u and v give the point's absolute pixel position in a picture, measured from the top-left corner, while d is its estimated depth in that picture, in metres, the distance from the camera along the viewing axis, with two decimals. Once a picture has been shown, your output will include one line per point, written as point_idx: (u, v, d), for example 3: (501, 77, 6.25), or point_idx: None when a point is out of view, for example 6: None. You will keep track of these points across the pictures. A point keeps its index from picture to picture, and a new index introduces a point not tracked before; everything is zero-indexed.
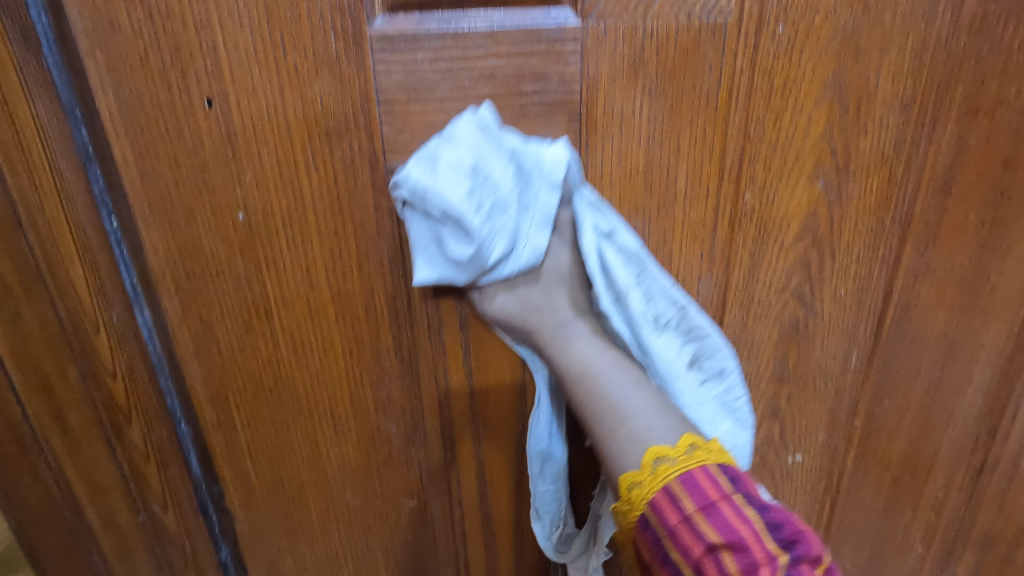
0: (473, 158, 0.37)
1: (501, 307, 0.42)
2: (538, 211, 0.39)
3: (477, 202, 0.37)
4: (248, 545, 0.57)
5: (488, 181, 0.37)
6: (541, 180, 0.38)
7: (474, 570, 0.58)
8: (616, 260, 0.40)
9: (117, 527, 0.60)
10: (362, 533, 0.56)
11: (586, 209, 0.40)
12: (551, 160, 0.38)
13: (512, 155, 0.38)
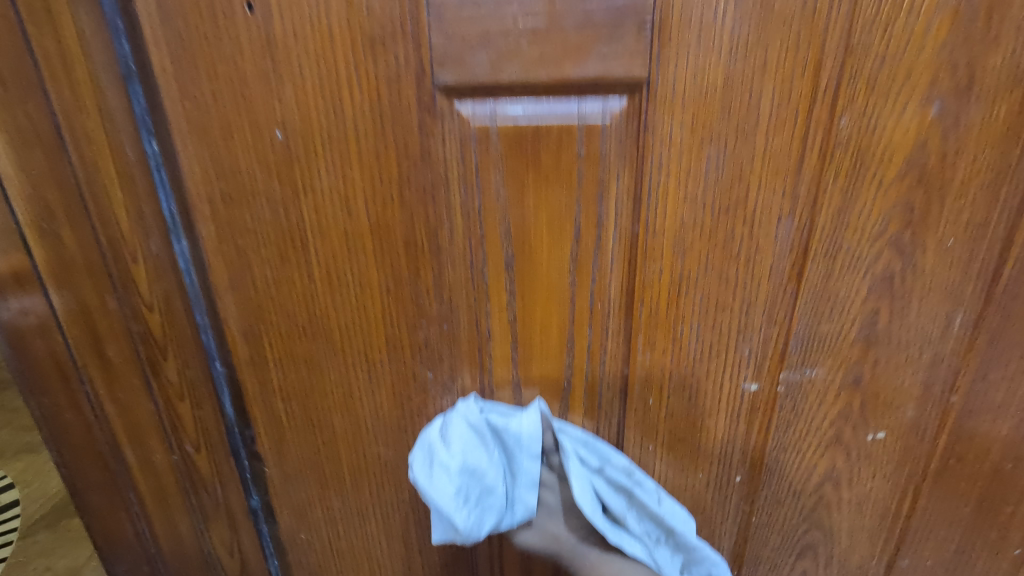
0: (462, 459, 0.43)
1: (522, 538, 0.48)
2: (526, 476, 0.45)
3: (469, 493, 0.43)
4: (279, 492, 0.56)
5: (479, 475, 0.43)
6: (524, 451, 0.44)
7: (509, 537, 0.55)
8: (607, 493, 0.46)
9: (153, 464, 0.60)
10: (393, 487, 0.53)
11: (571, 452, 0.45)
12: (529, 427, 0.44)
13: (492, 435, 0.44)
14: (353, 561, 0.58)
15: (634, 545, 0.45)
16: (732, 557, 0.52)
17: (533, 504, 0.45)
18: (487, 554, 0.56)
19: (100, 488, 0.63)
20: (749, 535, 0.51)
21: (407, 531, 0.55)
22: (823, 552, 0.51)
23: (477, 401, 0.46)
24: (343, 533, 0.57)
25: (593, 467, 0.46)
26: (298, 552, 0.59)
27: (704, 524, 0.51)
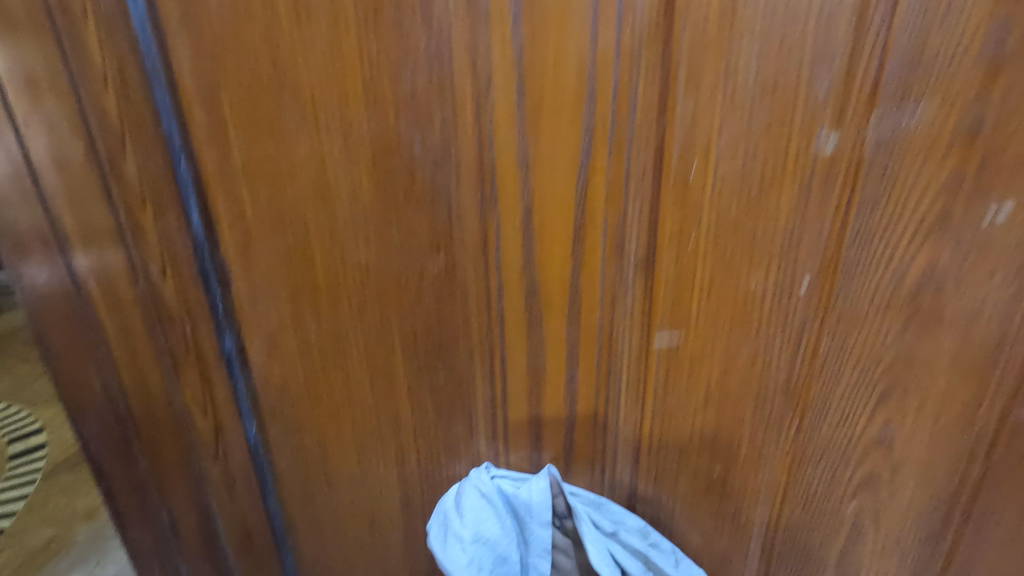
0: (473, 529, 0.44)
1: None
2: (538, 542, 0.45)
3: (483, 564, 0.44)
4: (247, 317, 0.48)
5: (490, 544, 0.44)
6: (534, 518, 0.45)
7: (513, 374, 0.46)
8: (625, 556, 0.45)
9: (116, 298, 0.54)
10: (376, 303, 0.45)
11: (583, 516, 0.45)
12: (536, 494, 0.45)
13: (502, 502, 0.46)
14: (332, 410, 0.50)
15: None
16: (790, 401, 0.42)
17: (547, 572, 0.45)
18: (486, 400, 0.47)
19: (67, 330, 0.57)
20: (813, 370, 0.41)
21: (392, 367, 0.47)
22: (911, 393, 0.40)
23: (489, 469, 0.48)
24: (319, 371, 0.49)
25: (608, 529, 0.46)
26: (271, 398, 0.51)
27: (756, 354, 0.41)
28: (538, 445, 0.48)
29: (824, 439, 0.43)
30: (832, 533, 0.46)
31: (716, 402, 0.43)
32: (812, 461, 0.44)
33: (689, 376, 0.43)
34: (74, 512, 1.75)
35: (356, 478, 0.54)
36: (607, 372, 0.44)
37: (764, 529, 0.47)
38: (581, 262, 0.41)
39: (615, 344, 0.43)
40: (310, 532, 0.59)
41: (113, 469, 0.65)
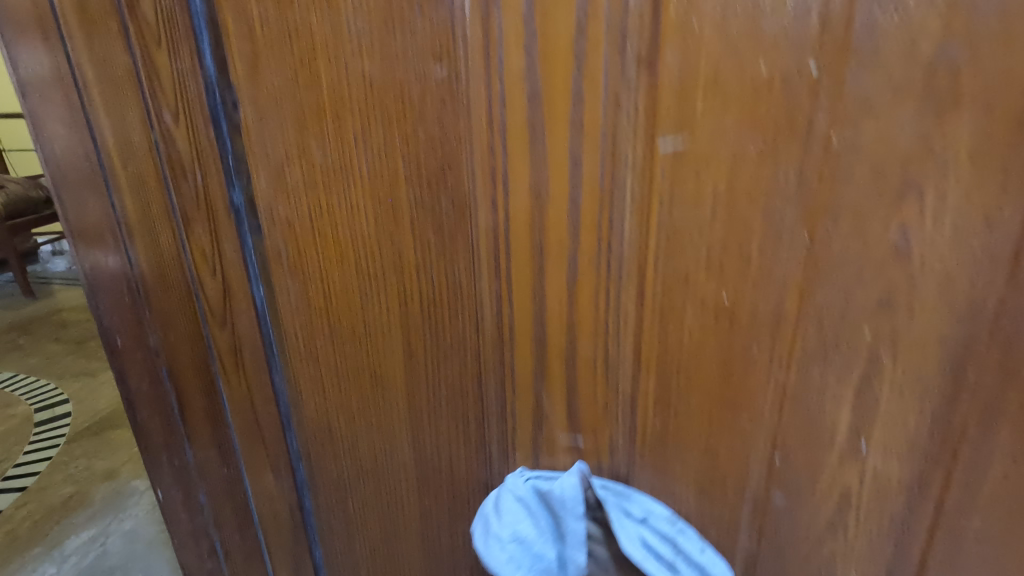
0: (510, 529, 0.50)
1: None
2: (572, 535, 0.49)
3: (523, 560, 0.49)
4: (255, 142, 0.50)
5: (526, 545, 0.48)
6: (568, 510, 0.49)
7: (516, 198, 0.45)
8: (653, 539, 0.50)
9: (131, 148, 0.55)
10: (380, 125, 0.45)
11: (611, 506, 0.51)
12: (564, 489, 0.50)
13: (537, 499, 0.51)
14: (337, 249, 0.51)
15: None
16: (801, 210, 0.41)
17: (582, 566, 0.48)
18: (488, 229, 0.47)
19: (83, 189, 0.59)
20: (826, 170, 0.39)
21: (396, 196, 0.47)
22: (930, 191, 0.37)
23: (523, 471, 0.54)
24: (325, 205, 0.49)
25: (638, 516, 0.51)
26: (275, 236, 0.53)
27: (765, 153, 0.40)
28: (542, 280, 0.47)
29: (839, 252, 0.41)
30: (848, 364, 0.44)
31: (725, 214, 0.42)
32: (825, 281, 0.42)
33: (696, 185, 0.42)
34: (96, 472, 1.77)
35: (360, 331, 0.54)
36: (611, 187, 0.43)
37: (775, 365, 0.46)
38: (585, 62, 0.40)
39: (619, 155, 0.42)
40: (313, 394, 0.60)
41: (124, 347, 0.66)
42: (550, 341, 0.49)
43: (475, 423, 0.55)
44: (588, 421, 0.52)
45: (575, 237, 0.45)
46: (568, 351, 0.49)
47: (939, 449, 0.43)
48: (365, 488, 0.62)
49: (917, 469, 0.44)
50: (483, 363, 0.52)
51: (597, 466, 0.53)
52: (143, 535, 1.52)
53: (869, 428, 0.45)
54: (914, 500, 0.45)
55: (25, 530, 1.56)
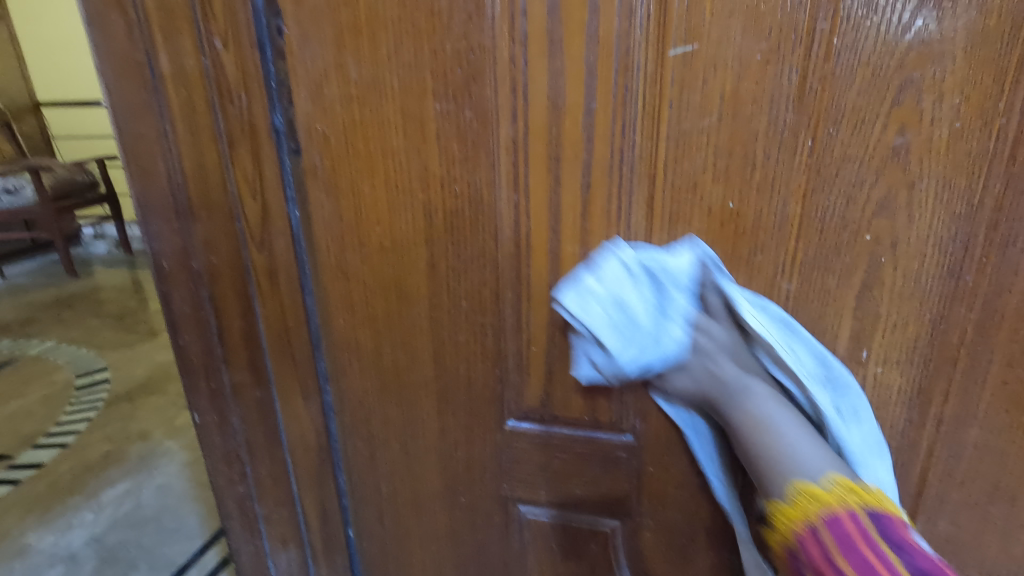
0: (610, 290, 0.48)
1: (677, 382, 0.52)
2: (677, 311, 0.48)
3: (618, 323, 0.47)
4: (296, 60, 0.54)
5: (625, 307, 0.47)
6: (677, 288, 0.48)
7: (535, 107, 0.48)
8: (768, 325, 0.47)
9: (183, 73, 0.59)
10: (411, 40, 0.49)
11: (730, 288, 0.48)
12: (676, 267, 0.48)
13: (645, 270, 0.48)
14: (368, 162, 0.55)
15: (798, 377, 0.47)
16: (805, 114, 0.43)
17: (681, 343, 0.49)
18: (508, 140, 0.50)
19: (136, 114, 0.63)
20: (827, 72, 0.42)
21: (422, 108, 0.51)
22: (926, 89, 0.41)
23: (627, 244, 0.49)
24: (358, 119, 0.54)
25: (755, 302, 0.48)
26: (312, 152, 0.57)
27: (769, 55, 0.42)
28: (557, 190, 0.50)
29: (841, 155, 0.43)
30: (849, 270, 0.46)
31: (731, 120, 0.45)
32: (828, 185, 0.44)
33: (703, 91, 0.45)
34: (130, 434, 1.85)
35: (387, 246, 0.58)
36: (624, 94, 0.46)
37: (779, 274, 0.48)
38: None
39: (631, 64, 0.45)
40: (342, 311, 0.64)
41: (170, 270, 0.70)
42: (563, 252, 0.52)
43: (492, 336, 0.58)
44: None
45: (590, 146, 0.48)
46: (581, 262, 0.52)
47: (937, 353, 0.46)
48: (386, 405, 0.66)
49: (918, 375, 0.47)
50: (501, 276, 0.55)
51: None
52: (174, 490, 1.59)
53: (870, 337, 0.47)
54: (914, 406, 0.48)
55: (69, 478, 1.65)
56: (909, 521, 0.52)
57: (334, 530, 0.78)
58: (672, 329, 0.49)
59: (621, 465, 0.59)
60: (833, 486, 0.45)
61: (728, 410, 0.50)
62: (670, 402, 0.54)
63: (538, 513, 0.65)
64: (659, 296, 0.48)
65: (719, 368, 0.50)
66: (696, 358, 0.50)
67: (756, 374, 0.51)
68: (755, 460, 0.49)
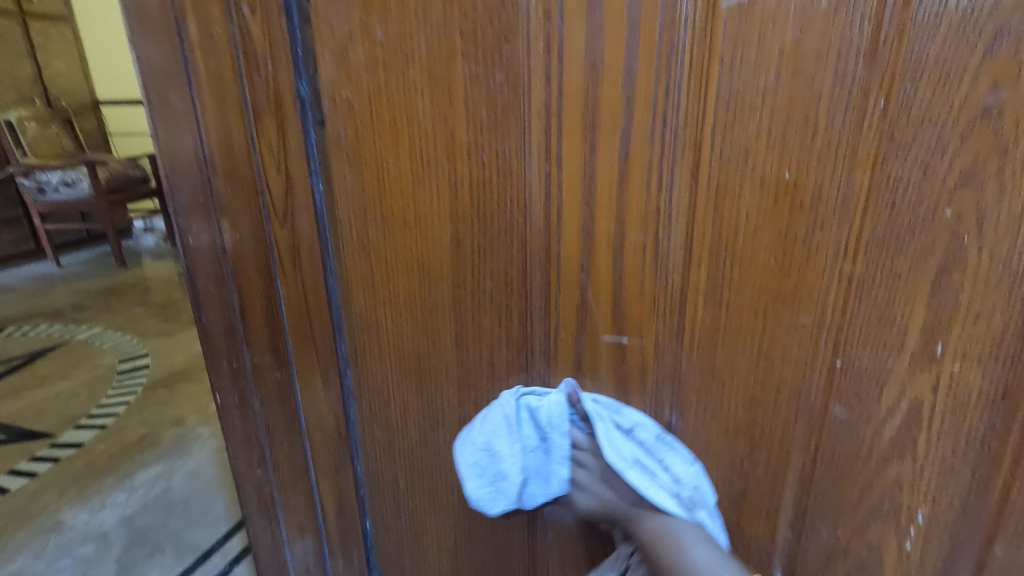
0: (487, 438, 0.54)
1: (584, 504, 0.55)
2: (558, 451, 0.53)
3: (487, 470, 0.55)
4: (322, 23, 0.52)
5: (500, 453, 0.54)
6: (556, 427, 0.52)
7: (571, 69, 0.45)
8: (636, 451, 0.51)
9: (212, 40, 0.58)
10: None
11: (601, 425, 0.51)
12: (549, 410, 0.52)
13: (523, 416, 0.53)
14: (392, 131, 0.52)
15: (665, 500, 0.49)
16: (877, 70, 0.38)
17: (565, 477, 0.54)
18: (541, 105, 0.46)
19: (166, 86, 0.62)
20: (904, 21, 0.37)
21: (451, 72, 0.48)
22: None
23: (515, 392, 0.54)
24: (383, 85, 0.51)
25: (623, 426, 0.52)
26: (337, 122, 0.55)
27: (837, 3, 0.38)
28: (593, 160, 0.46)
29: (919, 117, 0.38)
30: (924, 251, 0.40)
31: (790, 79, 0.40)
32: (902, 152, 0.39)
33: (759, 46, 0.40)
34: (166, 419, 1.89)
35: (410, 222, 0.55)
36: (669, 52, 0.42)
37: (840, 254, 0.42)
38: None
39: (678, 16, 0.41)
40: (363, 291, 0.61)
41: (195, 247, 0.69)
42: (597, 229, 0.48)
43: (517, 321, 0.54)
44: (634, 319, 0.50)
45: (628, 113, 0.44)
46: (616, 240, 0.48)
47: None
48: (406, 391, 0.63)
49: (1002, 376, 0.40)
50: (529, 254, 0.51)
51: (640, 370, 0.52)
52: (203, 475, 1.61)
53: (947, 330, 0.41)
54: (997, 414, 0.41)
55: (102, 459, 1.69)
56: (985, 545, 0.44)
57: (351, 520, 0.75)
58: (556, 466, 0.54)
59: None
60: None
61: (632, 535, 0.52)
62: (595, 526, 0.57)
63: (560, 514, 0.59)
64: (541, 436, 0.53)
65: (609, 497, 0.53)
66: (583, 484, 0.55)
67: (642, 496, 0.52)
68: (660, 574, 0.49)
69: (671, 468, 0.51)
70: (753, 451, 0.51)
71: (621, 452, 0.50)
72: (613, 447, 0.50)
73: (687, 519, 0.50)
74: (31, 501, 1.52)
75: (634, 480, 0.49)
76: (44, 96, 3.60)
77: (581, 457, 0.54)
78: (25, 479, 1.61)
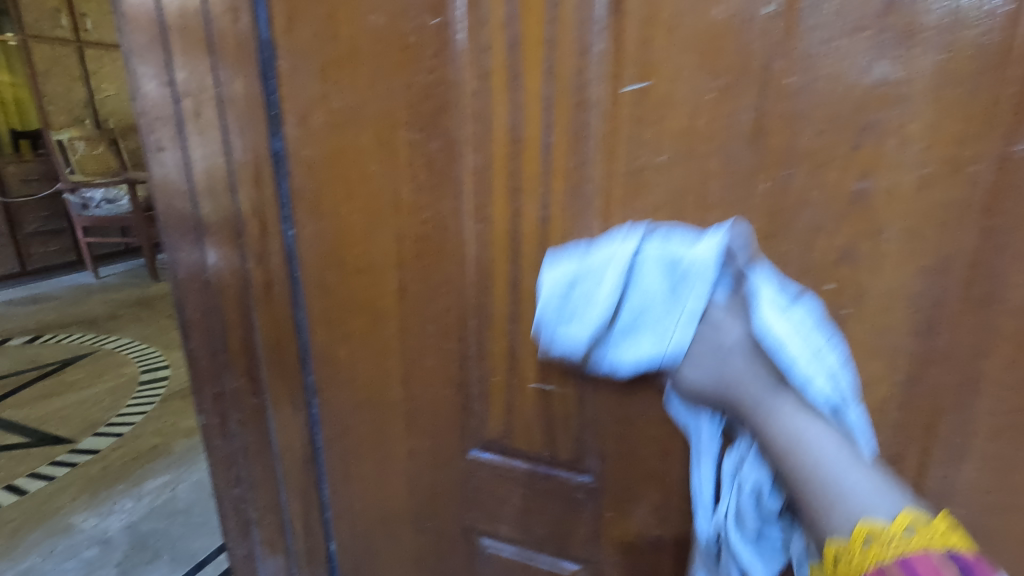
0: (569, 275, 0.45)
1: (694, 380, 0.47)
2: (688, 308, 0.44)
3: (565, 310, 0.46)
4: (288, 89, 0.58)
5: (584, 293, 0.45)
6: (700, 279, 0.42)
7: (497, 139, 0.49)
8: (800, 325, 0.40)
9: (200, 100, 0.65)
10: (387, 72, 0.52)
11: (765, 291, 0.41)
12: (697, 257, 0.42)
13: (656, 264, 0.43)
14: (348, 188, 0.58)
15: (819, 395, 0.39)
16: (760, 155, 0.41)
17: (685, 340, 0.45)
18: (472, 170, 0.51)
19: (160, 138, 0.69)
20: (779, 113, 0.40)
21: (395, 137, 0.53)
22: (889, 133, 0.38)
23: (645, 229, 0.44)
24: (339, 146, 0.57)
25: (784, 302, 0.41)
26: (301, 176, 0.61)
27: (721, 94, 0.41)
28: (517, 221, 0.50)
29: (799, 198, 0.41)
30: None
31: (685, 157, 0.43)
32: (786, 229, 0.42)
33: (657, 128, 0.44)
34: (177, 429, 1.97)
35: (363, 267, 0.60)
36: (581, 128, 0.46)
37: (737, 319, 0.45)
38: (557, 9, 0.44)
39: (586, 98, 0.45)
40: (325, 328, 0.66)
41: (184, 279, 0.76)
42: (523, 283, 0.52)
43: (457, 362, 0.58)
44: (558, 368, 0.53)
45: (547, 181, 0.48)
46: None
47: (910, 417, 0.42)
48: (361, 422, 0.67)
49: (887, 438, 0.44)
50: (465, 303, 0.55)
51: (564, 416, 0.55)
52: (207, 484, 1.68)
53: None
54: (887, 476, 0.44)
55: (117, 465, 1.78)
56: None
57: (316, 541, 0.79)
58: (676, 329, 0.45)
59: (581, 507, 0.58)
60: (893, 523, 0.35)
61: (751, 423, 0.44)
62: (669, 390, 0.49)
63: (500, 547, 0.64)
64: (670, 289, 0.43)
65: (737, 369, 0.44)
66: (715, 338, 0.45)
67: (782, 388, 0.42)
68: (790, 483, 0.40)
69: (832, 358, 0.40)
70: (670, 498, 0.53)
71: (777, 324, 0.40)
72: (769, 319, 0.40)
73: (832, 426, 0.40)
74: (47, 503, 1.61)
75: (788, 357, 0.39)
76: (92, 116, 3.83)
77: (718, 315, 0.45)
78: (43, 481, 1.70)
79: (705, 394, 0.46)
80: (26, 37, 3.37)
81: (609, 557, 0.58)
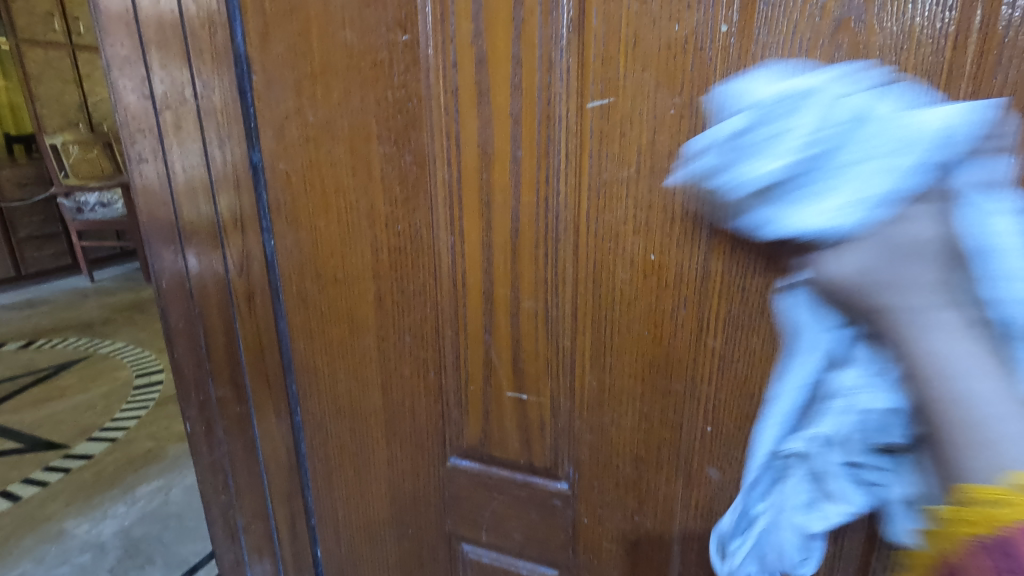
0: (781, 97, 0.31)
1: (831, 263, 0.30)
2: (895, 168, 0.28)
3: (743, 131, 0.32)
4: (264, 103, 0.59)
5: (784, 121, 0.30)
6: (931, 141, 0.28)
7: (467, 153, 0.50)
8: (1013, 240, 0.28)
9: (181, 113, 0.65)
10: (360, 87, 0.52)
11: (985, 186, 0.28)
12: (932, 118, 0.28)
13: (897, 113, 0.29)
14: (324, 200, 0.58)
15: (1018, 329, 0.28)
16: None
17: (850, 216, 0.29)
18: (444, 183, 0.51)
19: (144, 150, 0.70)
20: None
21: (369, 151, 0.54)
22: None
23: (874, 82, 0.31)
24: (315, 158, 0.57)
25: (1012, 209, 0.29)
26: (279, 188, 0.61)
27: (682, 110, 0.42)
28: (489, 233, 0.51)
29: None
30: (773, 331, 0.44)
31: (649, 171, 0.44)
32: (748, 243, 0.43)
33: (621, 143, 0.44)
34: (172, 433, 1.98)
35: (341, 277, 0.60)
36: (548, 143, 0.47)
37: (703, 329, 0.46)
38: (522, 27, 0.44)
39: (553, 113, 0.46)
40: (305, 338, 0.67)
41: (168, 289, 0.76)
42: (496, 294, 0.53)
43: (434, 371, 0.59)
44: (531, 377, 0.54)
45: (517, 193, 0.49)
46: (512, 304, 0.52)
47: None
48: (343, 430, 0.68)
49: None
50: (441, 313, 0.56)
51: (538, 424, 0.55)
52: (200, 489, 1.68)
53: None
54: None
55: (111, 470, 1.78)
56: None
57: (301, 547, 0.80)
58: (865, 176, 0.28)
59: (557, 513, 0.58)
60: None
61: (891, 339, 0.30)
62: (792, 277, 0.38)
63: (479, 553, 0.64)
64: (867, 134, 0.29)
65: (906, 280, 0.29)
66: (890, 231, 0.29)
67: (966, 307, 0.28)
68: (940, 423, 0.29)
69: None
70: (642, 505, 0.54)
71: (993, 231, 0.28)
72: (987, 217, 0.28)
73: None
74: (40, 509, 1.61)
75: (985, 272, 0.28)
76: (87, 120, 3.83)
77: (911, 202, 0.28)
78: (36, 486, 1.71)
79: (841, 289, 0.31)
80: (19, 41, 3.37)
81: (586, 563, 0.58)
